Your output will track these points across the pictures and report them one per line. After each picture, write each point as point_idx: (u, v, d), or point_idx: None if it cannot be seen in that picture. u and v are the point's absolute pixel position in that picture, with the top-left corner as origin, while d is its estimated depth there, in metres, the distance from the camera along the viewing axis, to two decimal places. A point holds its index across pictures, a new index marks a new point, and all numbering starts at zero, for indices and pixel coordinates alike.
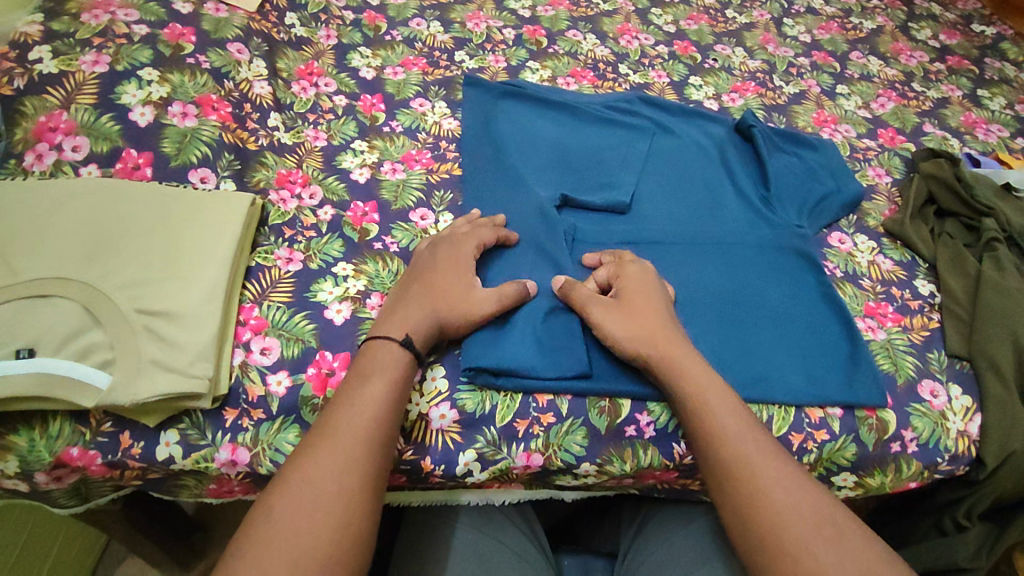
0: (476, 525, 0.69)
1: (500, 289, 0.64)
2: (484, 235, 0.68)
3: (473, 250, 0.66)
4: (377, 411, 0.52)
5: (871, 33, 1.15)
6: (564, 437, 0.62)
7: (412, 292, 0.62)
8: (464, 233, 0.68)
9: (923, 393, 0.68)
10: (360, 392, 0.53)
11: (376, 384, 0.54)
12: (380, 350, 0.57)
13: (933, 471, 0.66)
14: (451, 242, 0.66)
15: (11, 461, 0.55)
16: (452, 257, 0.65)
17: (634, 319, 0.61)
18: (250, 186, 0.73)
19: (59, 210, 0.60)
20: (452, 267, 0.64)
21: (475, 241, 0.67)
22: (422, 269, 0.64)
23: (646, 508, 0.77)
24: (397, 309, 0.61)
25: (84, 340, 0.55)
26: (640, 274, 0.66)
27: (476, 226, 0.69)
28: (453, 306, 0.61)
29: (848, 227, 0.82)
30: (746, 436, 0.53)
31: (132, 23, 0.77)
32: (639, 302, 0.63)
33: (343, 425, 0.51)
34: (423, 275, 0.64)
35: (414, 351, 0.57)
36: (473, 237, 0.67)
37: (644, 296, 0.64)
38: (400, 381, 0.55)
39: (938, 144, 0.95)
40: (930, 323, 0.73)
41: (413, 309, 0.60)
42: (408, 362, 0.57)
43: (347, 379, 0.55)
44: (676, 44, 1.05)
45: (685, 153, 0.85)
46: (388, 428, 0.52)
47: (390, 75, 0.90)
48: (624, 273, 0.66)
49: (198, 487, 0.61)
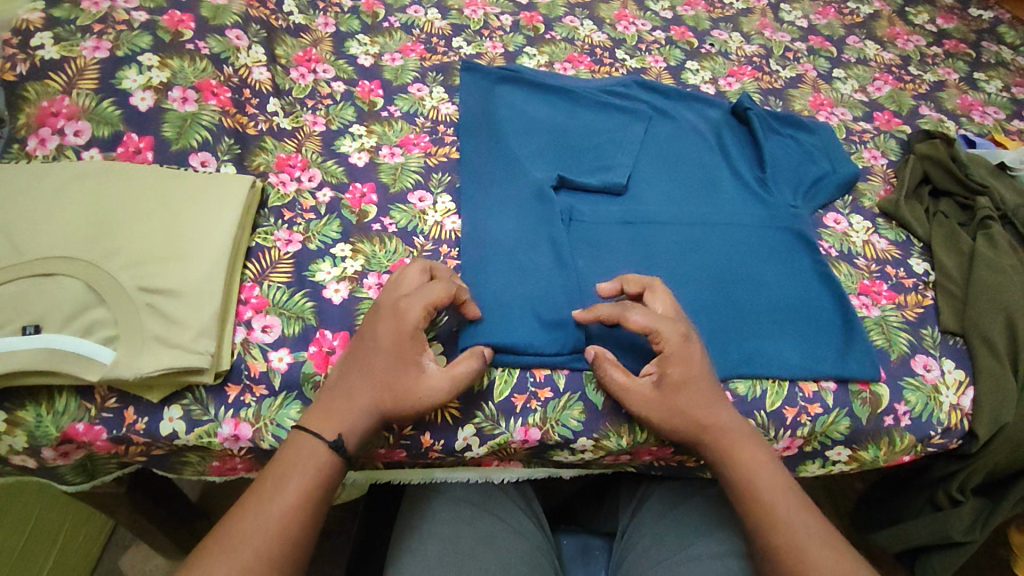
0: (475, 501, 0.70)
1: (452, 369, 0.57)
2: (430, 295, 0.58)
3: (417, 318, 0.57)
4: (291, 501, 0.51)
5: (868, 17, 1.15)
6: (561, 412, 0.63)
7: (353, 373, 0.57)
8: (405, 296, 0.58)
9: (917, 367, 0.69)
10: (271, 498, 0.51)
11: (284, 489, 0.51)
12: (303, 448, 0.54)
13: (926, 444, 0.67)
14: (393, 311, 0.58)
15: (19, 437, 0.56)
16: (393, 331, 0.57)
17: (680, 408, 0.58)
18: (250, 170, 0.74)
19: (62, 192, 0.61)
20: (395, 346, 0.57)
21: (420, 306, 0.57)
22: (364, 345, 0.57)
23: (646, 483, 0.77)
24: (341, 396, 0.56)
25: (88, 317, 0.56)
26: (681, 339, 0.59)
27: (427, 283, 0.60)
28: (398, 400, 0.56)
29: (844, 208, 0.82)
30: (764, 469, 0.57)
31: (132, 9, 0.78)
32: (688, 387, 0.58)
33: (243, 535, 0.49)
34: (363, 353, 0.57)
35: (343, 452, 0.54)
36: (416, 299, 0.58)
37: (689, 371, 0.58)
38: (319, 484, 0.53)
39: (934, 126, 0.96)
40: (924, 300, 0.74)
41: (351, 403, 0.55)
42: (336, 465, 0.54)
43: (262, 475, 0.53)
44: (673, 29, 1.05)
45: (681, 136, 0.85)
46: (298, 537, 0.51)
47: (388, 61, 0.91)
48: (665, 340, 0.58)
49: (201, 464, 0.62)
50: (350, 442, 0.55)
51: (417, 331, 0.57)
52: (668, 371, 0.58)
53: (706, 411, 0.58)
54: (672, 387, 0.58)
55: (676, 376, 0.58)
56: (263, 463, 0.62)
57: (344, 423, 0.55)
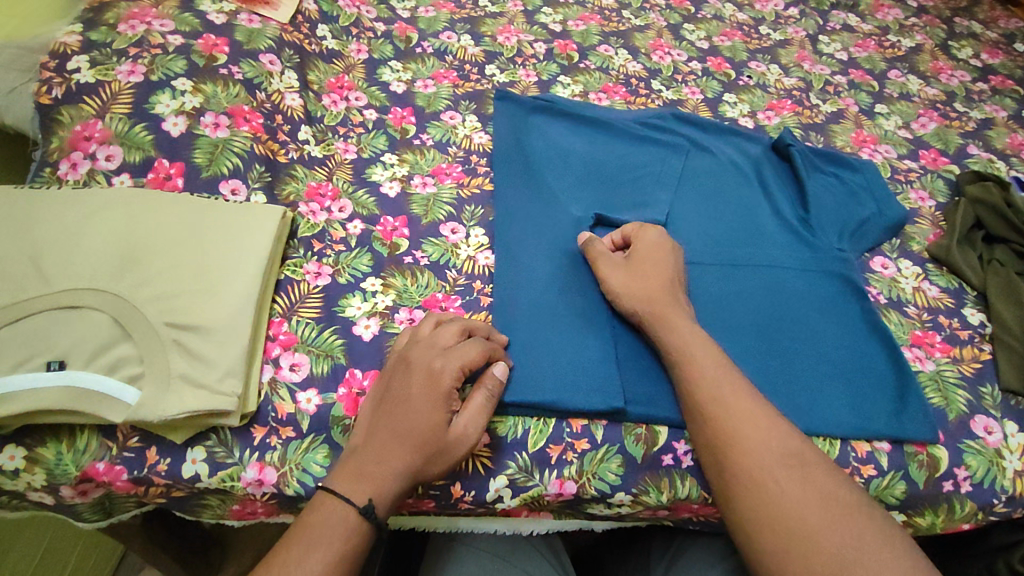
0: (502, 555, 0.67)
1: (469, 412, 0.56)
2: (465, 357, 0.56)
3: (452, 381, 0.55)
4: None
5: (910, 51, 1.12)
6: (599, 465, 0.60)
7: (380, 434, 0.53)
8: (437, 354, 0.56)
9: (977, 429, 0.65)
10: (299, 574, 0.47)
11: (317, 558, 0.48)
12: (332, 516, 0.50)
13: (988, 512, 0.63)
14: (427, 371, 0.55)
15: (37, 474, 0.54)
16: (426, 392, 0.54)
17: (645, 281, 0.64)
18: (280, 199, 0.72)
19: (93, 220, 0.60)
20: (427, 406, 0.53)
21: (455, 366, 0.55)
22: (392, 401, 0.54)
23: (678, 541, 0.73)
24: (365, 452, 0.53)
25: (114, 354, 0.54)
26: (655, 242, 0.67)
27: (460, 340, 0.58)
28: (430, 462, 0.53)
29: (892, 251, 0.79)
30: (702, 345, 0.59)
31: (167, 33, 0.77)
32: (647, 269, 0.65)
33: None
34: (393, 408, 0.54)
35: (373, 521, 0.50)
36: (452, 359, 0.55)
37: (655, 264, 0.66)
38: (352, 559, 0.49)
39: (983, 166, 0.93)
40: (981, 354, 0.71)
41: (382, 463, 0.52)
42: (365, 533, 0.50)
43: (285, 540, 0.49)
44: (709, 60, 1.03)
45: (720, 172, 0.82)
46: None
47: (420, 88, 0.89)
48: (644, 236, 0.68)
49: (221, 507, 0.59)
50: (381, 510, 0.51)
51: (450, 389, 0.54)
52: (635, 252, 0.67)
53: (673, 307, 0.63)
54: (641, 264, 0.66)
55: (644, 258, 0.66)
56: (286, 510, 0.59)
57: (368, 485, 0.51)
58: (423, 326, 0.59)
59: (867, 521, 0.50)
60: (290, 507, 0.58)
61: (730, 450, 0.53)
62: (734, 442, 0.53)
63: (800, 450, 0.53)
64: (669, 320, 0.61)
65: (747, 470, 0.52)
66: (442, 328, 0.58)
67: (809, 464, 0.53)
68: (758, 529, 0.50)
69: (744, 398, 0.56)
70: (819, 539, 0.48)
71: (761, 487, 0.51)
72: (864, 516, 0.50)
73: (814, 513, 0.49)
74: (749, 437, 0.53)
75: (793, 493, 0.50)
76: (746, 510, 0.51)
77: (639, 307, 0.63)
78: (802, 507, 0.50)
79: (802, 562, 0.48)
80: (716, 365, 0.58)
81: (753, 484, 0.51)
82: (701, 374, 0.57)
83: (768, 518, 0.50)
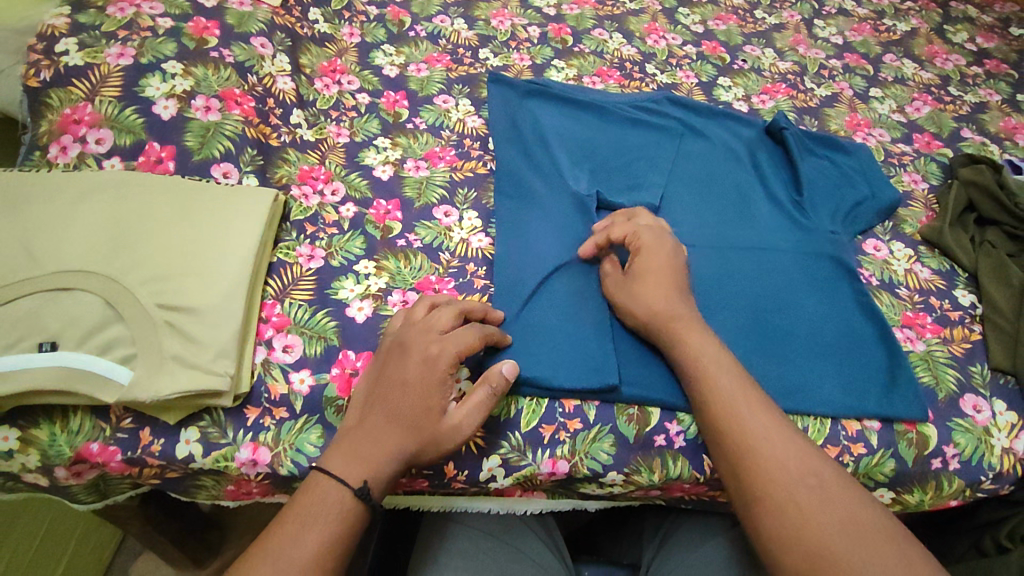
0: (495, 533, 0.68)
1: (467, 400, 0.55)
2: (462, 342, 0.56)
3: (449, 366, 0.55)
4: (316, 552, 0.48)
5: (905, 35, 1.12)
6: (591, 445, 0.61)
7: (377, 416, 0.53)
8: (435, 340, 0.56)
9: (966, 408, 0.66)
10: (293, 549, 0.47)
11: (312, 536, 0.48)
12: (330, 493, 0.50)
13: (976, 489, 0.64)
14: (424, 356, 0.55)
15: (31, 455, 0.54)
16: (421, 376, 0.54)
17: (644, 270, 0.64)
18: (272, 182, 0.72)
19: (83, 203, 0.59)
20: (424, 391, 0.54)
21: (452, 352, 0.55)
22: (390, 385, 0.54)
23: (671, 519, 0.74)
24: (359, 433, 0.53)
25: (106, 335, 0.54)
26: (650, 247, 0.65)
27: (458, 327, 0.58)
28: (424, 446, 0.53)
29: (884, 234, 0.79)
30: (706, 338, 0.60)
31: (157, 16, 0.76)
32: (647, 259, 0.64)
33: None
34: (388, 391, 0.54)
35: (369, 503, 0.51)
36: (449, 344, 0.55)
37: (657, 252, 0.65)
38: (346, 536, 0.49)
39: (976, 149, 0.93)
40: (971, 334, 0.72)
41: (378, 446, 0.52)
42: (360, 513, 0.51)
43: (281, 517, 0.49)
44: (704, 44, 1.03)
45: (714, 156, 0.82)
46: None
47: (414, 72, 0.89)
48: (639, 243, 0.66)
49: (216, 487, 0.60)
50: (376, 489, 0.51)
51: (446, 375, 0.54)
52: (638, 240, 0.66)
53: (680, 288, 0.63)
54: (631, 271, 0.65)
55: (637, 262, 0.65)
56: (280, 490, 0.59)
57: (362, 467, 0.51)
58: (417, 310, 0.59)
59: (867, 514, 0.50)
60: (284, 487, 0.58)
61: (748, 457, 0.53)
62: (753, 449, 0.53)
63: (817, 461, 0.52)
64: (667, 305, 0.62)
65: (767, 479, 0.51)
66: (438, 311, 0.58)
67: (822, 472, 0.52)
68: (775, 536, 0.49)
69: (762, 407, 0.55)
70: (840, 551, 0.47)
71: (780, 497, 0.50)
72: (867, 515, 0.50)
73: (836, 527, 0.48)
74: (764, 442, 0.53)
75: (815, 503, 0.49)
76: (766, 518, 0.50)
77: (649, 289, 0.63)
78: (823, 517, 0.49)
79: (808, 542, 0.48)
80: (720, 355, 0.58)
81: (768, 493, 0.51)
82: (713, 379, 0.57)
83: (787, 527, 0.49)
